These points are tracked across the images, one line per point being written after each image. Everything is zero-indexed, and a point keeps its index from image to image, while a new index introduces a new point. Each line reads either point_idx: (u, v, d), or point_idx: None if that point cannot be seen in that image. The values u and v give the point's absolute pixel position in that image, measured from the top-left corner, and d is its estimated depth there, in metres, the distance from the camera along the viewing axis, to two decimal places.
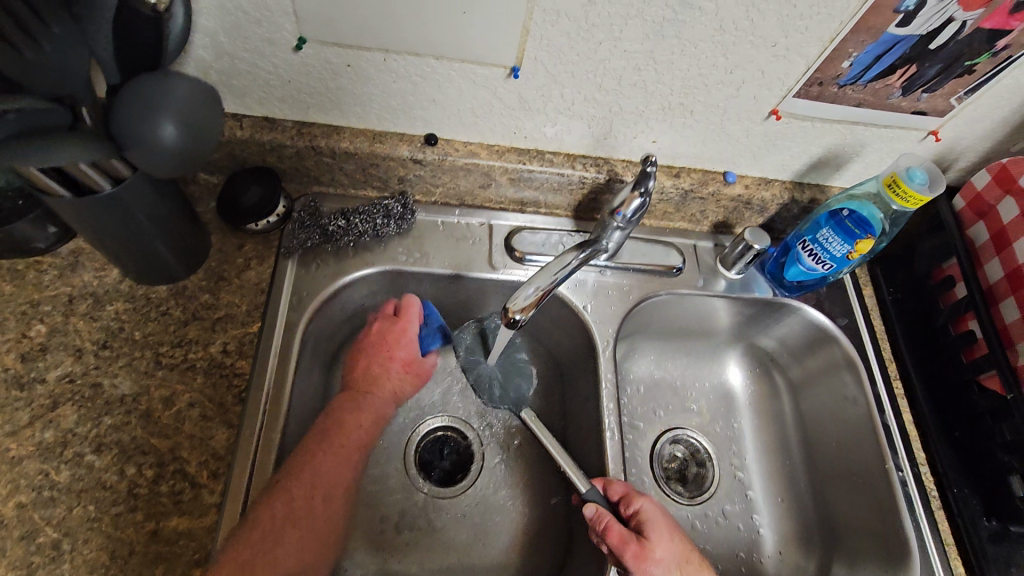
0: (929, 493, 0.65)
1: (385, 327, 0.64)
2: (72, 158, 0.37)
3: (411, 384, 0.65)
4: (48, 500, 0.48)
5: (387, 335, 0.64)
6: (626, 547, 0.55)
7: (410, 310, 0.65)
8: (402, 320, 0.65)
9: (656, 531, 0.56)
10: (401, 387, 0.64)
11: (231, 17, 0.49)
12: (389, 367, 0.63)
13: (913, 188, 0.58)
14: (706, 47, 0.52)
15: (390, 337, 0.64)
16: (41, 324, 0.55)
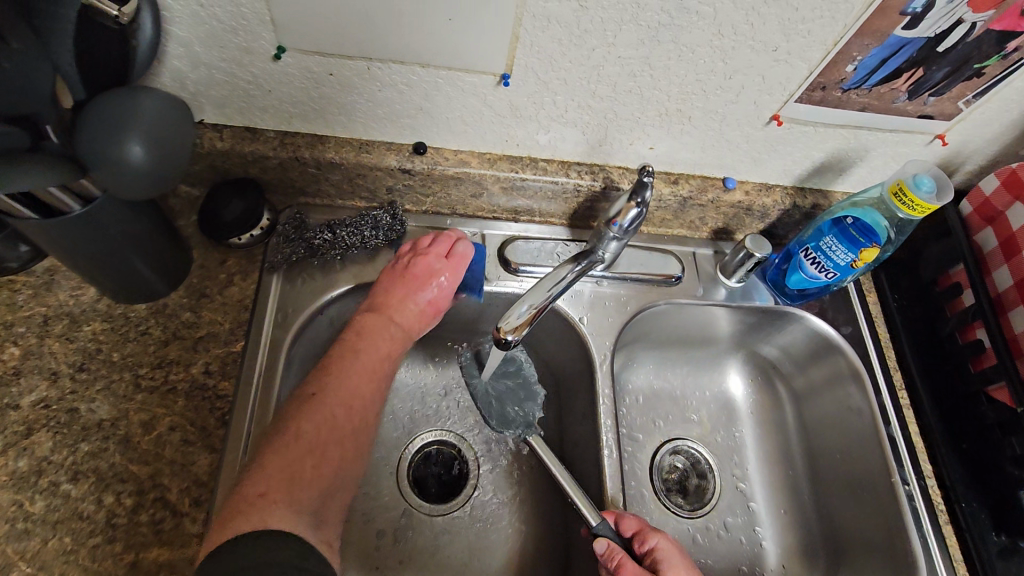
0: (936, 508, 0.63)
1: (428, 262, 0.59)
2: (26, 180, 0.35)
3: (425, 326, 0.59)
4: (22, 533, 0.46)
5: (427, 267, 0.59)
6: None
7: (463, 255, 0.60)
8: (452, 260, 0.59)
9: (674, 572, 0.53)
10: (416, 325, 0.58)
11: (206, 27, 0.46)
12: (416, 301, 0.58)
13: (921, 198, 0.56)
14: (704, 52, 0.50)
15: (429, 268, 0.59)
16: (15, 347, 0.53)
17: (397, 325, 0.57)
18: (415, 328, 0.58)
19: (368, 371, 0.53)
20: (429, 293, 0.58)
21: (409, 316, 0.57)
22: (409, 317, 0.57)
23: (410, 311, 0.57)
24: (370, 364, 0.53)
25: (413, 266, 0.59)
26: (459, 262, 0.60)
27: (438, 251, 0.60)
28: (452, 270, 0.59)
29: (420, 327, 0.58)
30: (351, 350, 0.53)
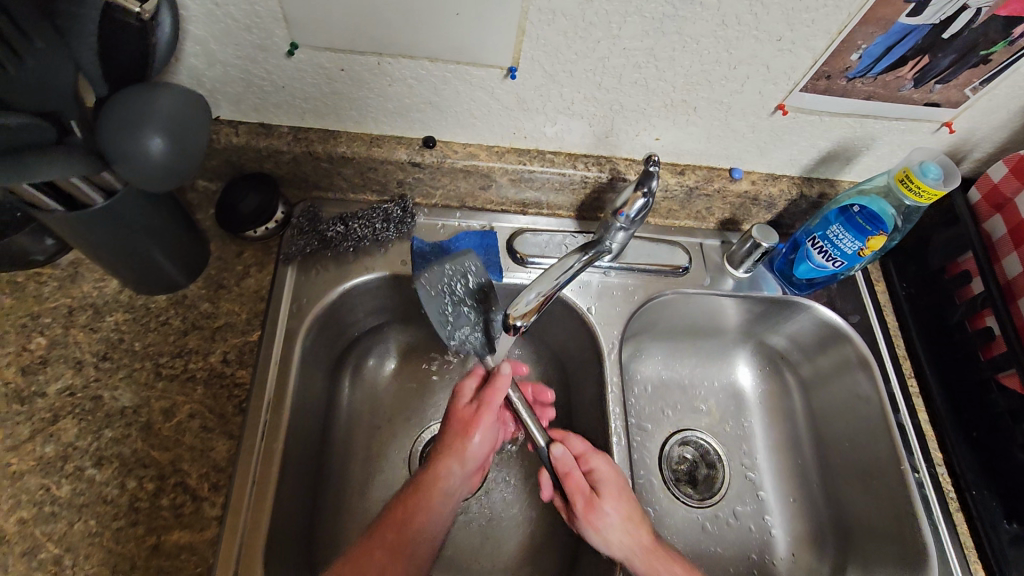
0: (946, 495, 0.63)
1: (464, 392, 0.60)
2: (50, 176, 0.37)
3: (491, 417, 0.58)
4: (49, 516, 0.48)
5: (462, 397, 0.60)
6: (577, 498, 0.57)
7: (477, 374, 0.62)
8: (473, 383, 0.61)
9: (611, 490, 0.57)
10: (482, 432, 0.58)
11: (221, 24, 0.48)
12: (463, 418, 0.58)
13: (927, 183, 0.56)
14: (709, 43, 0.50)
15: (461, 397, 0.60)
16: (41, 336, 0.55)
17: (440, 452, 0.57)
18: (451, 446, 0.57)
19: (422, 497, 0.54)
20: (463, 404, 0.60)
21: (451, 441, 0.57)
22: (454, 438, 0.57)
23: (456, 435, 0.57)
24: (425, 491, 0.54)
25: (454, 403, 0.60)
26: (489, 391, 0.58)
27: (472, 384, 0.61)
28: (483, 399, 0.58)
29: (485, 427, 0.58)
30: (409, 488, 0.55)
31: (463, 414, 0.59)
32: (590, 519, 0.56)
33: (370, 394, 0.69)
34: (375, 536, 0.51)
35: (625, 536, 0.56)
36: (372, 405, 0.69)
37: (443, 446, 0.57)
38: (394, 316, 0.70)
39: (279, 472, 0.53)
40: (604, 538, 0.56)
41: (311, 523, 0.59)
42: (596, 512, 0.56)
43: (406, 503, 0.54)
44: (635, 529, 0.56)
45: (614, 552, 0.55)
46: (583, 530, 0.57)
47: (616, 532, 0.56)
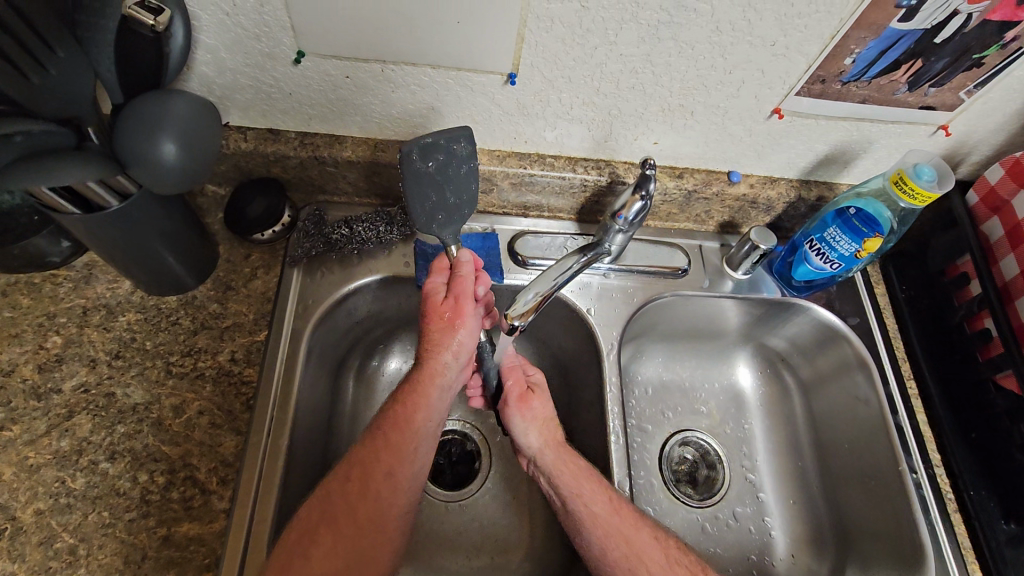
0: (944, 496, 0.64)
1: (433, 285, 0.55)
2: (69, 179, 0.38)
3: (468, 309, 0.55)
4: (64, 507, 0.50)
5: (435, 294, 0.55)
6: (512, 390, 0.62)
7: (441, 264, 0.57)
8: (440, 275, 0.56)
9: (542, 394, 0.63)
10: (461, 328, 0.54)
11: (231, 34, 0.50)
12: (439, 314, 0.54)
13: (921, 186, 0.56)
14: (704, 48, 0.51)
15: (433, 294, 0.55)
16: (57, 335, 0.57)
17: (431, 349, 0.53)
18: (439, 340, 0.53)
19: (423, 393, 0.52)
20: (435, 299, 0.54)
21: (438, 334, 0.53)
22: (440, 333, 0.53)
23: (443, 329, 0.54)
24: (422, 387, 0.52)
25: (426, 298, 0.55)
26: (461, 281, 0.54)
27: (439, 279, 0.55)
28: (456, 292, 0.54)
29: (467, 321, 0.55)
30: (406, 386, 0.53)
31: (440, 310, 0.54)
32: (519, 409, 0.61)
33: (373, 393, 0.71)
34: (379, 439, 0.51)
35: (545, 432, 0.60)
36: (375, 405, 0.71)
37: (427, 341, 0.54)
38: (398, 317, 0.71)
39: (284, 469, 0.55)
40: (526, 427, 0.60)
41: None
42: (526, 405, 0.61)
43: (403, 402, 0.52)
44: (554, 428, 0.60)
45: (530, 442, 0.59)
46: (508, 419, 0.61)
47: (536, 424, 0.60)
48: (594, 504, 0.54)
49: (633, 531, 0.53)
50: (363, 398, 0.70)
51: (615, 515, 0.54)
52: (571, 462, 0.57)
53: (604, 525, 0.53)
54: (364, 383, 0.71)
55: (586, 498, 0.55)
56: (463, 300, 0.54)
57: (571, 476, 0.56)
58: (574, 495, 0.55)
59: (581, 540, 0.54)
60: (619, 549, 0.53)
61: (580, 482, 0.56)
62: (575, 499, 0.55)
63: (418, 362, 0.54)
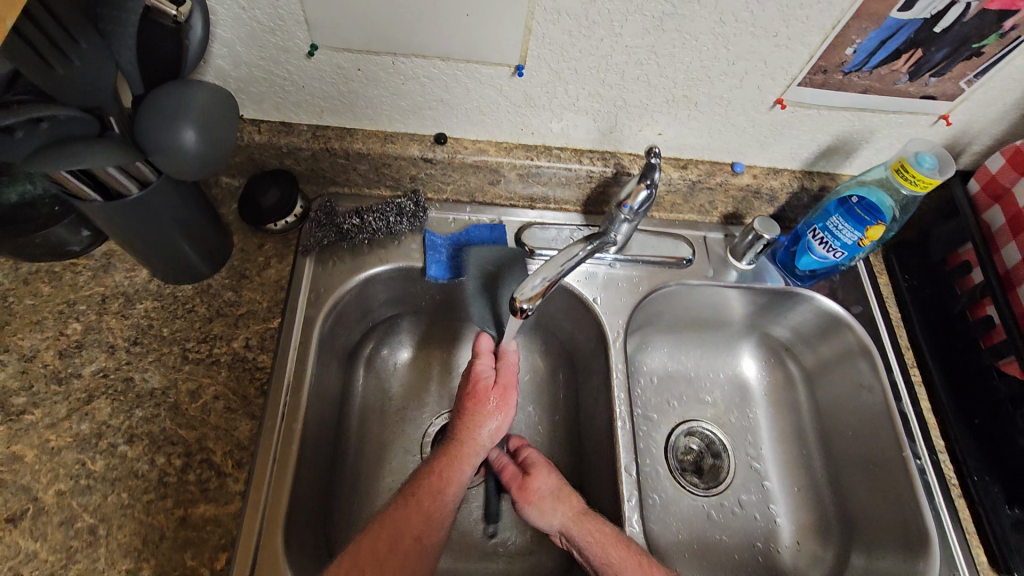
0: (948, 482, 0.64)
1: (479, 370, 0.62)
2: (87, 163, 0.39)
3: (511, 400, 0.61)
4: (85, 488, 0.51)
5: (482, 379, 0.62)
6: (512, 484, 0.60)
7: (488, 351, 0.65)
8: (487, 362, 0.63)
9: (540, 467, 0.61)
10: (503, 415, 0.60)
11: (247, 27, 0.51)
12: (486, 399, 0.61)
13: (922, 173, 0.57)
14: (707, 39, 0.53)
15: (481, 381, 0.62)
16: (77, 322, 0.58)
17: (471, 428, 0.58)
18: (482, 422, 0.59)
19: (456, 467, 0.55)
20: (482, 384, 0.61)
21: (482, 415, 0.59)
22: (479, 416, 0.59)
23: (484, 410, 0.60)
24: (457, 458, 0.56)
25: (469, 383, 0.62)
26: (506, 371, 0.63)
27: (486, 364, 0.63)
28: (503, 380, 0.62)
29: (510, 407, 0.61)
30: (441, 460, 0.55)
31: (486, 397, 0.61)
32: (526, 497, 0.59)
33: (383, 382, 0.72)
34: (411, 500, 0.52)
35: (560, 505, 0.58)
36: (384, 393, 0.72)
37: (468, 422, 0.59)
38: (407, 307, 0.73)
39: (298, 449, 0.56)
40: (540, 512, 0.58)
41: (327, 502, 0.61)
42: (529, 488, 0.59)
43: (441, 473, 0.54)
44: (568, 497, 0.58)
45: (551, 523, 0.57)
46: (521, 511, 0.59)
47: (548, 504, 0.58)
48: (625, 573, 0.52)
49: None
50: (373, 386, 0.71)
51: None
52: (596, 530, 0.55)
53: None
54: (374, 372, 0.72)
55: (617, 567, 0.52)
56: (510, 388, 0.62)
57: (598, 547, 0.54)
58: (604, 564, 0.53)
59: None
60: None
61: (609, 549, 0.53)
62: (607, 571, 0.53)
63: (451, 438, 0.58)
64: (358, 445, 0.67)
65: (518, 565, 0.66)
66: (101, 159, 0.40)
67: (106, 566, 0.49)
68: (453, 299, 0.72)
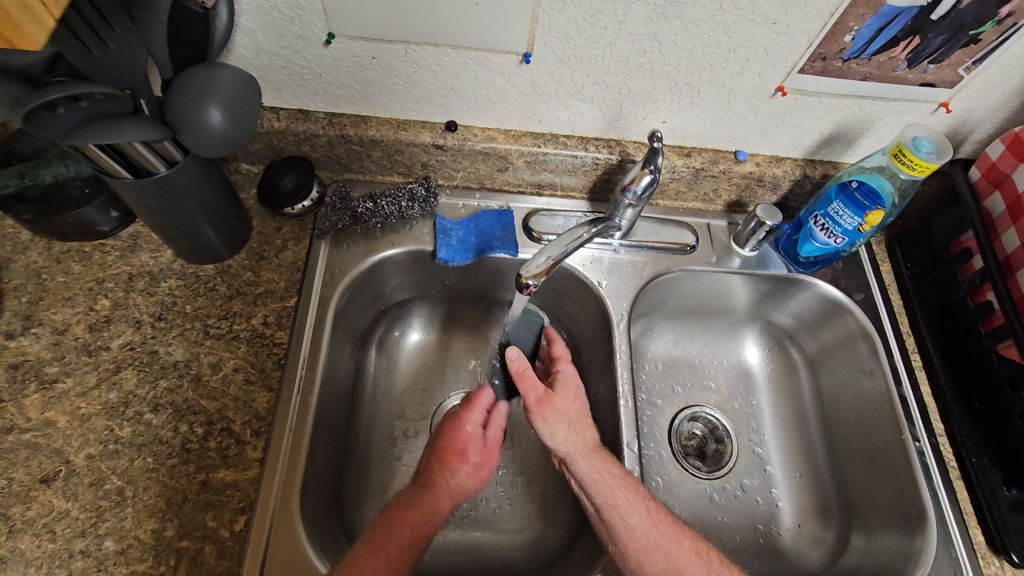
0: (947, 463, 0.65)
1: (466, 424, 0.58)
2: (113, 138, 0.42)
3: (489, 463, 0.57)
4: (113, 452, 0.54)
5: (472, 440, 0.57)
6: (532, 395, 0.60)
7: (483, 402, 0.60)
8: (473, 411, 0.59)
9: (564, 390, 0.62)
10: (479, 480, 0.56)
11: (268, 16, 0.54)
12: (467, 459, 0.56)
13: (920, 157, 0.59)
14: (709, 27, 0.54)
15: (470, 439, 0.57)
16: (106, 298, 0.62)
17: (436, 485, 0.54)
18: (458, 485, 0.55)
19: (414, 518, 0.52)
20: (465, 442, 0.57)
21: (464, 480, 0.55)
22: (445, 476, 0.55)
23: (466, 473, 0.55)
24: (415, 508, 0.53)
25: (447, 430, 0.58)
26: (495, 434, 0.58)
27: (474, 420, 0.58)
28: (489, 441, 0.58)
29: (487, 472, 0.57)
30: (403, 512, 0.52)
31: (472, 455, 0.56)
32: (542, 412, 0.60)
33: (395, 363, 0.75)
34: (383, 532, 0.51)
35: (573, 436, 0.59)
36: (395, 373, 0.74)
37: (437, 480, 0.55)
38: (417, 290, 0.75)
39: (313, 421, 0.58)
40: (552, 428, 0.59)
41: (339, 474, 0.64)
42: (549, 407, 0.60)
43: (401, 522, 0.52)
44: (582, 430, 0.60)
45: (559, 447, 0.59)
46: (532, 420, 0.60)
47: (564, 429, 0.59)
48: (631, 514, 0.55)
49: (672, 544, 0.55)
50: (384, 367, 0.74)
51: (654, 532, 0.55)
52: (606, 470, 0.57)
53: (642, 538, 0.54)
54: (385, 353, 0.75)
55: (623, 509, 0.55)
56: (492, 452, 0.57)
57: (606, 487, 0.56)
58: (611, 507, 0.56)
59: (617, 550, 0.55)
60: (658, 564, 0.54)
61: (616, 494, 0.56)
62: (612, 511, 0.56)
63: (413, 494, 0.54)
64: (369, 422, 0.70)
65: (523, 540, 0.67)
66: (127, 135, 0.42)
67: (133, 525, 0.51)
68: (462, 282, 0.75)
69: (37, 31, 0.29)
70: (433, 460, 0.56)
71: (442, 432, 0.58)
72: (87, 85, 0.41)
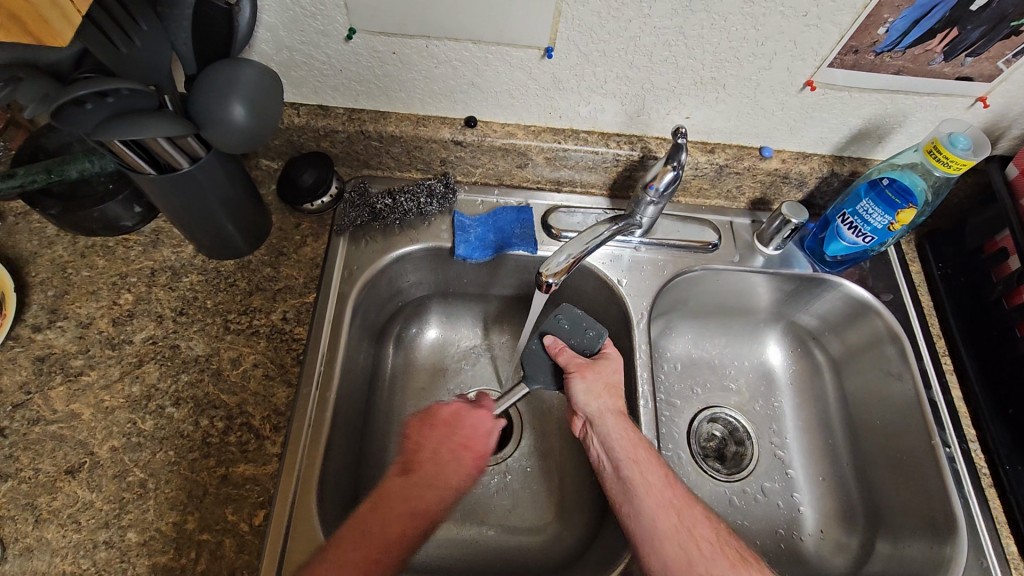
0: (979, 470, 0.63)
1: (488, 421, 0.63)
2: (135, 136, 0.42)
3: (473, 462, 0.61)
4: (135, 445, 0.55)
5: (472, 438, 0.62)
6: (572, 358, 0.61)
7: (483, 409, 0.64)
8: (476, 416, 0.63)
9: (606, 358, 0.63)
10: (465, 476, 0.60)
11: (290, 12, 0.53)
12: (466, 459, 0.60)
13: (956, 154, 0.57)
14: (736, 20, 0.53)
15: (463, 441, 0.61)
16: (129, 293, 0.62)
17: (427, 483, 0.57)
18: (471, 482, 0.60)
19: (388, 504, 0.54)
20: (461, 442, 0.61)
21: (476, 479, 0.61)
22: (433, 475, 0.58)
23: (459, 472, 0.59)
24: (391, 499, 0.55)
25: (453, 424, 0.62)
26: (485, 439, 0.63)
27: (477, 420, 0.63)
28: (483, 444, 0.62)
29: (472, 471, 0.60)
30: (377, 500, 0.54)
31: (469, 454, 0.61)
32: (581, 372, 0.61)
33: (411, 360, 0.75)
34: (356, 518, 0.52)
35: (606, 398, 0.60)
36: (412, 370, 0.74)
37: (442, 477, 0.58)
38: (435, 287, 0.75)
39: (331, 417, 0.58)
40: (587, 390, 0.60)
41: (356, 470, 0.64)
42: (589, 368, 0.61)
43: (379, 509, 0.53)
44: (614, 395, 0.60)
45: (589, 406, 0.60)
46: (569, 380, 0.61)
47: (598, 390, 0.60)
48: (650, 475, 0.55)
49: (686, 507, 0.53)
50: (400, 363, 0.74)
51: (669, 490, 0.54)
52: (631, 431, 0.58)
53: (657, 496, 0.54)
54: (402, 350, 0.75)
55: (643, 469, 0.55)
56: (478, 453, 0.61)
57: (629, 444, 0.57)
58: (631, 463, 0.56)
59: (630, 508, 0.54)
60: (670, 522, 0.53)
61: (638, 451, 0.56)
62: (632, 469, 0.56)
63: (408, 484, 0.56)
64: (386, 418, 0.70)
65: (539, 539, 0.67)
66: (149, 133, 0.43)
67: (155, 517, 0.52)
68: (480, 279, 0.74)
69: (64, 26, 0.29)
70: (440, 454, 0.59)
71: (448, 421, 0.62)
72: (115, 80, 0.42)
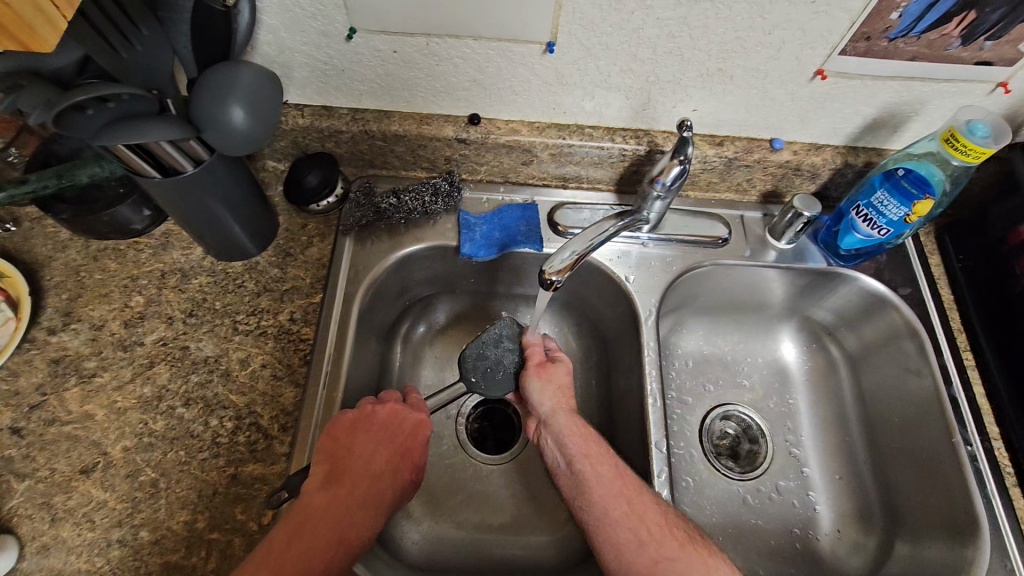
0: (1003, 469, 0.61)
1: (425, 426, 0.59)
2: (135, 139, 0.42)
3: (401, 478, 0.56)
4: (147, 445, 0.56)
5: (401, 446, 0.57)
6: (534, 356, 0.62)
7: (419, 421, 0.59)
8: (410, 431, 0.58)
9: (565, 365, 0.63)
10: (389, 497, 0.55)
11: (290, 13, 0.53)
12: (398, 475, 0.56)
13: (974, 142, 0.55)
14: (741, 9, 0.51)
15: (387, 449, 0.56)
16: (140, 295, 0.63)
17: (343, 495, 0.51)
18: (396, 503, 0.55)
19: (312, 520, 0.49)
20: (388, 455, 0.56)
21: (408, 492, 0.57)
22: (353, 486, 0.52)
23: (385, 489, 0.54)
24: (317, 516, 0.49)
25: (385, 428, 0.57)
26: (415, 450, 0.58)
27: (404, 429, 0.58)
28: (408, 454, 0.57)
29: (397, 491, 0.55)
30: (294, 519, 0.49)
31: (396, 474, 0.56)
32: (538, 371, 0.61)
33: (419, 359, 0.75)
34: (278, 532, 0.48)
35: (560, 398, 0.60)
36: (420, 369, 0.75)
37: (369, 490, 0.53)
38: (441, 285, 0.75)
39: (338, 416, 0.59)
40: (542, 389, 0.60)
41: None
42: (547, 370, 0.61)
43: (302, 522, 0.48)
44: (568, 396, 0.60)
45: (542, 405, 0.60)
46: (526, 377, 0.61)
47: (554, 390, 0.60)
48: (600, 466, 0.54)
49: (636, 493, 0.52)
50: (408, 362, 0.74)
51: (618, 478, 0.53)
52: (580, 427, 0.57)
53: (607, 484, 0.53)
54: (409, 349, 0.75)
55: (593, 460, 0.55)
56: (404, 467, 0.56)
57: (579, 439, 0.56)
58: (581, 455, 0.55)
59: (583, 500, 0.53)
60: (621, 509, 0.51)
61: (589, 443, 0.56)
62: (583, 461, 0.55)
63: (336, 499, 0.51)
64: None
65: (549, 538, 0.67)
66: (151, 135, 0.43)
67: (166, 516, 0.53)
68: (486, 277, 0.74)
69: (48, 32, 0.29)
70: (374, 463, 0.55)
71: (385, 423, 0.57)
72: (114, 86, 0.42)
